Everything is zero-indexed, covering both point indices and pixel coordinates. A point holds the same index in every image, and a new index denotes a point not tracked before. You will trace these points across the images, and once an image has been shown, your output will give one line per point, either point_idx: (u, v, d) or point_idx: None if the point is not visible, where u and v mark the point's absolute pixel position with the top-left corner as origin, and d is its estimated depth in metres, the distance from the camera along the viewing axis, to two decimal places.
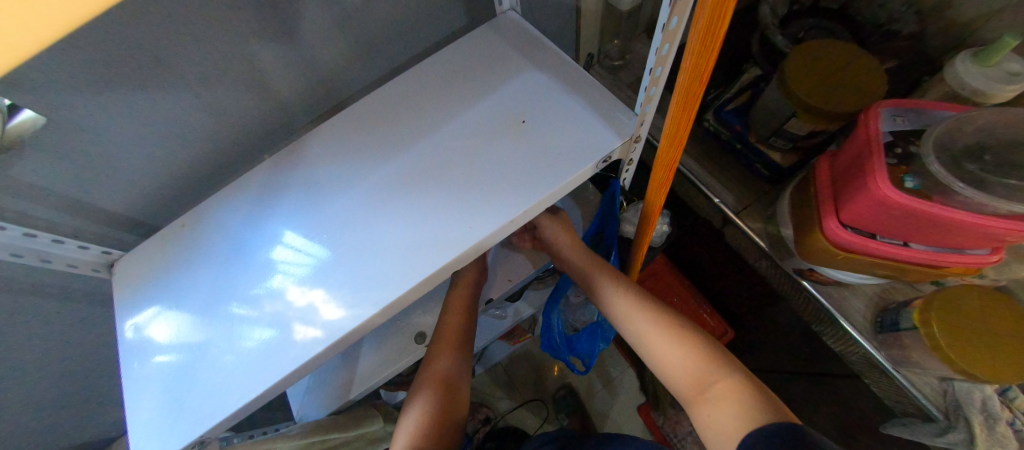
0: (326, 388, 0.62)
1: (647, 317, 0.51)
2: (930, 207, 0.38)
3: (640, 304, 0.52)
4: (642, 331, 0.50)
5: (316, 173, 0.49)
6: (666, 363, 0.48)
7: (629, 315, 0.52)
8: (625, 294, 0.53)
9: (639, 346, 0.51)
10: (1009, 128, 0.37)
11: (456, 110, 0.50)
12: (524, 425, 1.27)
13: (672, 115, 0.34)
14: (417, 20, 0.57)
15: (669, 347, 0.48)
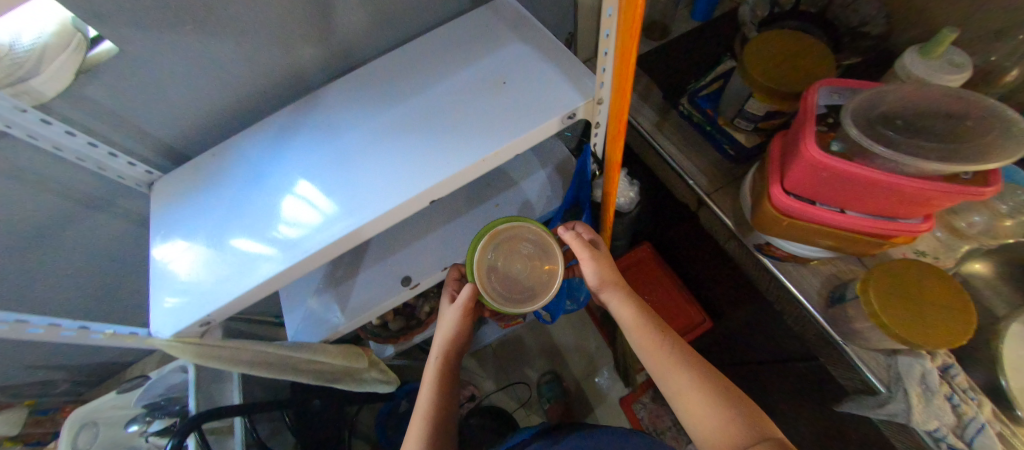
0: (321, 315, 0.70)
1: (682, 371, 0.46)
2: (851, 168, 0.42)
3: (675, 354, 0.48)
4: (678, 387, 0.46)
5: (326, 121, 0.58)
6: (698, 425, 0.43)
7: (665, 368, 0.48)
8: (659, 339, 0.50)
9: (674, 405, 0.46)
10: (917, 97, 0.43)
11: (447, 73, 0.57)
12: (506, 406, 1.31)
13: (617, 68, 0.41)
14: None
15: (703, 406, 0.43)
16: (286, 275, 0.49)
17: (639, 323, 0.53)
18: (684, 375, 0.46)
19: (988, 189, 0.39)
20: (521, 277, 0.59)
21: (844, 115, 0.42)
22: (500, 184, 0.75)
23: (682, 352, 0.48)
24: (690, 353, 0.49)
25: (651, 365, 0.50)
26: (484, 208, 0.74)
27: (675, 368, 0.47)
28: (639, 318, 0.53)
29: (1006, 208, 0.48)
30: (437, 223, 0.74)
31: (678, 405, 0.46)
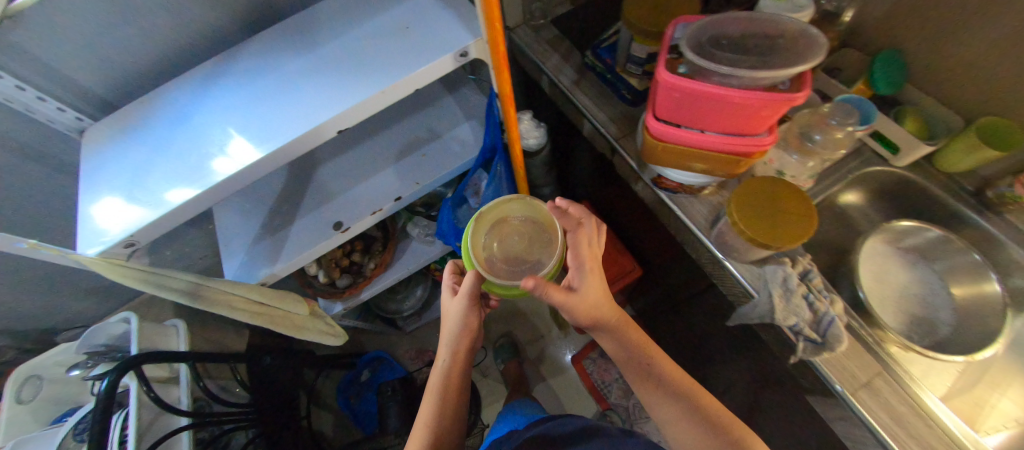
0: (258, 260, 0.74)
1: (672, 404, 0.56)
2: (689, 82, 0.49)
3: (665, 387, 0.58)
4: (670, 414, 0.56)
5: (246, 67, 0.63)
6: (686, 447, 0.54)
7: (658, 398, 0.58)
8: (651, 374, 0.59)
9: (664, 428, 0.57)
10: (743, 27, 0.50)
11: (357, 22, 0.62)
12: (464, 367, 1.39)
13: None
14: None
15: (691, 435, 0.54)
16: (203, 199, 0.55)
17: (627, 354, 0.61)
18: (675, 407, 0.56)
19: (797, 94, 0.46)
20: (521, 255, 0.65)
21: (680, 38, 0.49)
22: (427, 137, 0.81)
23: (672, 383, 0.58)
24: (680, 381, 0.58)
25: (649, 396, 0.59)
26: (410, 158, 0.79)
27: (665, 401, 0.57)
28: (627, 350, 0.61)
29: (837, 120, 0.56)
30: (367, 174, 0.79)
31: (667, 427, 0.57)
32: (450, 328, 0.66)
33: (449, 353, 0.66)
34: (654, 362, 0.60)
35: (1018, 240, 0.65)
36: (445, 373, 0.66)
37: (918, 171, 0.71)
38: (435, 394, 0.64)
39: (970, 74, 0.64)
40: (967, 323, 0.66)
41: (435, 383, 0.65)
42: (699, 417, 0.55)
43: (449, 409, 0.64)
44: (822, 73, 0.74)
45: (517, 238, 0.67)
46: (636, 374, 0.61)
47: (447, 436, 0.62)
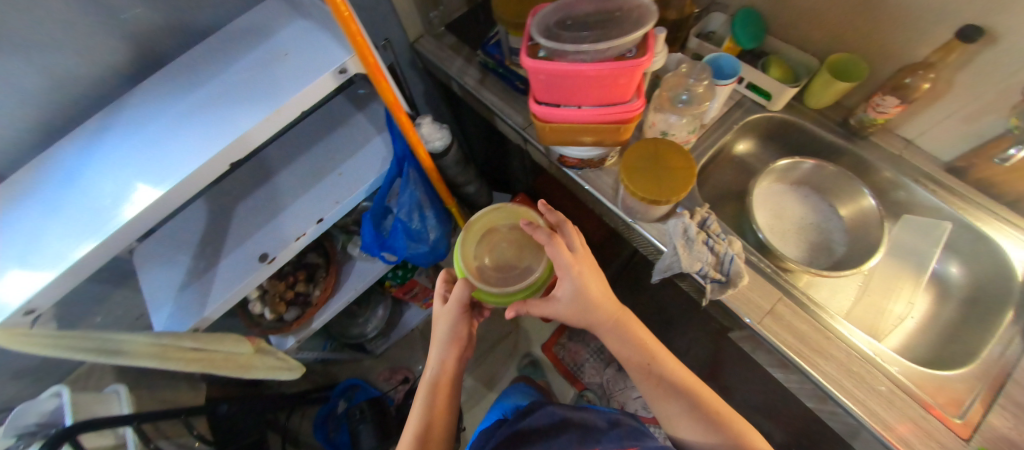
0: (186, 308, 0.73)
1: (673, 399, 0.62)
2: (545, 63, 0.53)
3: (666, 384, 0.63)
4: (669, 409, 0.62)
5: (134, 116, 0.63)
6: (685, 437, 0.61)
7: (660, 395, 0.63)
8: (656, 376, 0.64)
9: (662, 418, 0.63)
10: (590, 7, 0.54)
11: (241, 56, 0.64)
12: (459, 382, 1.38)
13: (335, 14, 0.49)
14: None
15: (690, 426, 0.61)
16: (103, 250, 0.55)
17: (630, 355, 0.66)
18: (674, 402, 0.62)
19: (638, 60, 0.51)
20: (510, 263, 0.70)
21: (532, 25, 0.53)
22: (343, 157, 0.83)
23: (670, 380, 0.63)
24: (679, 378, 0.64)
25: (650, 391, 0.64)
26: (328, 179, 0.80)
27: (665, 396, 0.63)
28: (630, 351, 0.65)
29: (694, 79, 0.63)
30: (289, 201, 0.80)
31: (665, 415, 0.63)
32: (444, 340, 0.67)
33: (439, 362, 0.67)
34: (655, 361, 0.65)
35: (882, 157, 0.73)
36: (434, 383, 0.66)
37: (793, 111, 0.78)
38: (424, 402, 0.65)
39: (811, 18, 0.71)
40: (856, 239, 0.74)
41: (424, 394, 0.65)
42: (699, 413, 0.61)
43: (441, 419, 0.64)
44: (694, 38, 0.80)
45: (505, 246, 0.72)
46: (639, 372, 0.65)
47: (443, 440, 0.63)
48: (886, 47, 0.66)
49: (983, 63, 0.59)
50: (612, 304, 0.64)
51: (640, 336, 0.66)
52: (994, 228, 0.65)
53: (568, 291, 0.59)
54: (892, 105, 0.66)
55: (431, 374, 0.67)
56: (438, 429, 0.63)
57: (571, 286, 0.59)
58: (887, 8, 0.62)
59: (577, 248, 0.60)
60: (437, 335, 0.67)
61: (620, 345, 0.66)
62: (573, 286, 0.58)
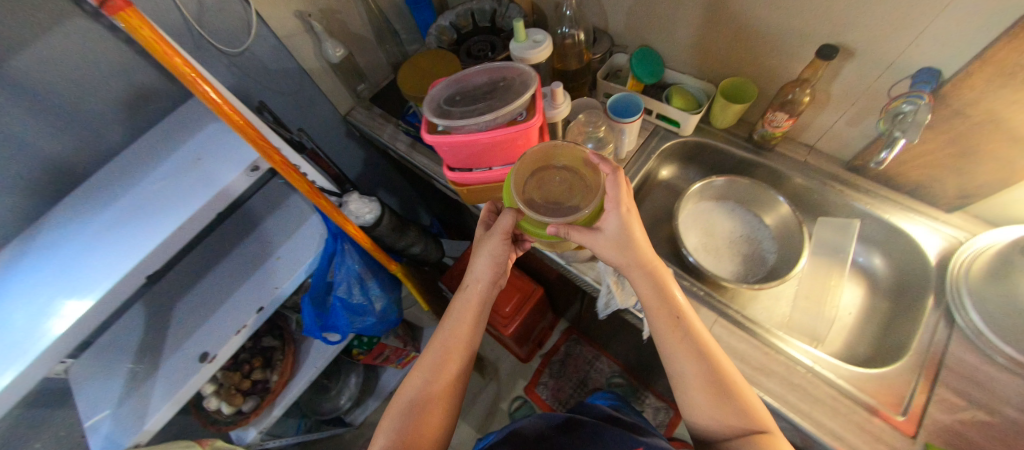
0: (129, 421, 0.71)
1: (695, 360, 0.54)
2: (443, 136, 0.55)
3: (694, 345, 0.54)
4: (686, 373, 0.54)
5: (53, 237, 0.63)
6: (696, 405, 0.54)
7: (677, 353, 0.55)
8: (684, 334, 0.55)
9: (676, 377, 0.56)
10: (481, 83, 0.59)
11: (157, 166, 0.66)
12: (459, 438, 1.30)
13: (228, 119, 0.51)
14: (128, 95, 0.69)
15: (702, 396, 0.53)
16: (27, 376, 0.52)
17: (660, 307, 0.56)
18: (691, 363, 0.54)
19: (527, 124, 0.55)
20: (560, 196, 0.60)
21: (426, 103, 0.57)
22: (280, 240, 0.84)
23: (694, 341, 0.55)
24: (705, 340, 0.55)
25: (666, 350, 0.56)
26: (266, 264, 0.81)
27: (684, 356, 0.54)
28: (661, 302, 0.56)
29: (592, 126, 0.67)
30: (229, 291, 0.79)
31: (680, 374, 0.55)
32: (478, 272, 0.63)
33: (463, 298, 0.64)
34: (684, 318, 0.56)
35: (790, 165, 0.76)
36: (450, 335, 0.62)
37: (703, 134, 0.83)
38: (429, 364, 0.60)
39: (698, 51, 0.77)
40: (785, 247, 0.76)
41: (440, 338, 0.62)
42: (721, 383, 0.53)
43: (444, 384, 0.58)
44: (601, 80, 0.85)
45: (558, 180, 0.61)
46: (666, 330, 0.56)
47: (437, 428, 0.56)
48: (765, 69, 0.72)
49: (848, 73, 0.63)
50: (652, 254, 0.57)
51: (672, 292, 0.57)
52: (899, 218, 0.68)
53: (614, 231, 0.56)
54: (783, 120, 0.70)
55: (452, 314, 0.63)
56: (437, 402, 0.57)
57: (619, 227, 0.55)
58: (756, 35, 0.68)
59: (627, 191, 0.56)
60: (472, 266, 0.64)
61: (650, 298, 0.57)
62: (620, 231, 0.55)
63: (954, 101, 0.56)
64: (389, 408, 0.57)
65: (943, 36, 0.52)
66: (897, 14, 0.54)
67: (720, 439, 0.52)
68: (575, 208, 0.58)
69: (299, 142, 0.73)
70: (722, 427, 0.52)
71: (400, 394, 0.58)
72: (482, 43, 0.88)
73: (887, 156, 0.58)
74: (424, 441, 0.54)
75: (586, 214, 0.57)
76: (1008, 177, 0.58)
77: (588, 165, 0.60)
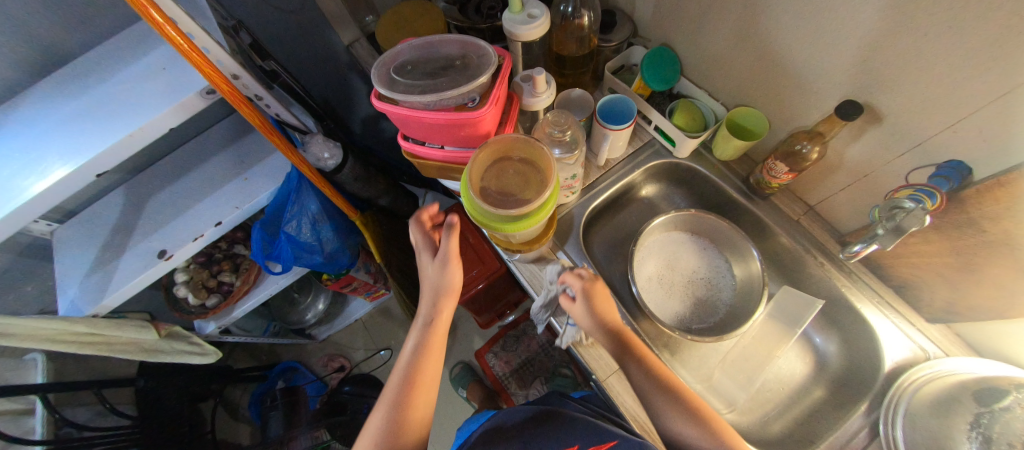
0: (87, 299, 0.74)
1: (663, 391, 0.52)
2: (387, 105, 0.52)
3: (656, 377, 0.53)
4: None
5: (13, 116, 0.60)
6: (682, 434, 0.50)
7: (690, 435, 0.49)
8: (682, 411, 0.50)
9: (654, 414, 0.52)
10: (445, 57, 0.54)
11: (122, 69, 0.62)
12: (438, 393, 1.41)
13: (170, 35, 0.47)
14: None
15: None
16: None
17: (654, 388, 0.52)
18: (661, 393, 0.51)
19: (470, 115, 0.50)
20: (514, 188, 0.55)
21: (380, 64, 0.54)
22: (252, 162, 0.85)
23: (656, 371, 0.53)
24: (664, 369, 0.54)
25: (677, 433, 0.50)
26: (233, 183, 0.82)
27: (654, 388, 0.52)
28: (655, 384, 0.52)
29: (558, 131, 0.60)
30: (195, 201, 0.82)
31: (659, 412, 0.51)
32: (443, 304, 0.61)
33: (426, 333, 0.59)
34: (678, 392, 0.52)
35: (778, 221, 0.69)
36: (413, 364, 0.56)
37: (699, 160, 0.75)
38: (410, 353, 0.57)
39: (722, 69, 0.67)
40: (741, 301, 0.71)
41: (401, 372, 0.56)
42: (695, 410, 0.51)
43: (418, 413, 0.53)
44: (609, 72, 0.76)
45: (515, 175, 0.56)
46: (668, 412, 0.51)
47: (426, 410, 0.54)
48: (783, 110, 0.62)
49: (870, 141, 0.54)
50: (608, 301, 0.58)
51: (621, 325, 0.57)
52: (871, 311, 0.62)
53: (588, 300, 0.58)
54: (782, 172, 0.62)
55: (411, 349, 0.58)
56: (422, 385, 0.55)
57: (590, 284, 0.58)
58: (783, 69, 0.58)
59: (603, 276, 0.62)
60: (435, 300, 0.60)
61: (644, 379, 0.53)
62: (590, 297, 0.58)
63: (972, 210, 0.47)
64: (380, 400, 0.55)
65: (987, 132, 0.43)
66: (954, 90, 0.43)
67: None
68: (528, 203, 0.53)
69: (272, 71, 0.73)
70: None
71: (388, 383, 0.56)
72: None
73: (859, 249, 0.57)
74: (411, 430, 0.52)
75: (539, 207, 0.53)
76: (1004, 310, 0.50)
77: (546, 164, 0.55)
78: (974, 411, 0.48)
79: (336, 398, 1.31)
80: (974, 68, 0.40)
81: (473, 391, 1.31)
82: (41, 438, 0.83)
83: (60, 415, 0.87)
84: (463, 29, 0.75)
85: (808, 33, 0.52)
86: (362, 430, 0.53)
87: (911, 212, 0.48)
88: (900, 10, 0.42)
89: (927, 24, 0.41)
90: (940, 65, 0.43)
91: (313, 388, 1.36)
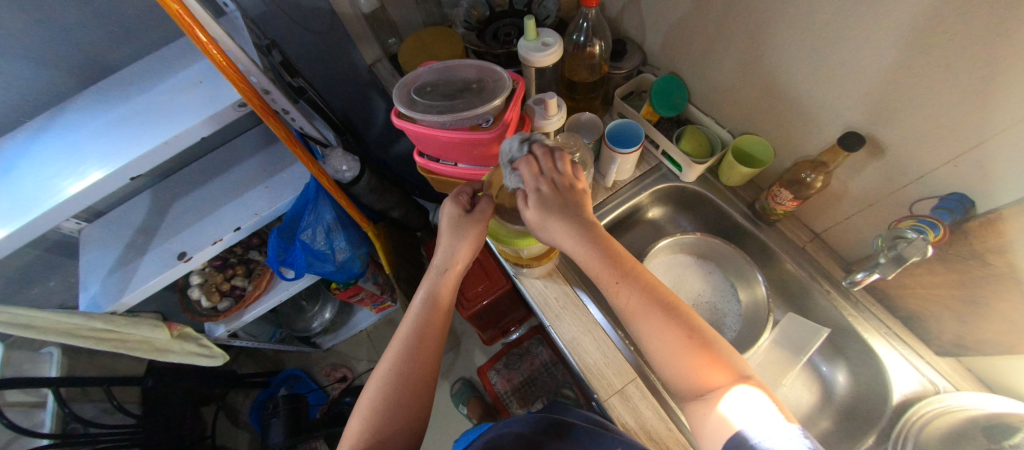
0: (108, 295, 0.77)
1: (649, 318, 0.47)
2: (406, 123, 0.55)
3: (643, 298, 0.48)
4: (684, 369, 0.45)
5: (60, 121, 0.65)
6: (666, 362, 0.46)
7: (669, 356, 0.46)
8: (662, 330, 0.46)
9: (642, 342, 0.49)
10: (463, 79, 0.58)
11: (162, 81, 0.67)
12: (437, 409, 1.40)
13: (208, 52, 0.51)
14: None
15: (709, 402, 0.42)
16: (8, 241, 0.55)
17: (636, 306, 0.48)
18: (647, 317, 0.48)
19: (481, 135, 0.53)
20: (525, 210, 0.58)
21: (402, 84, 0.58)
22: (273, 171, 0.89)
23: (648, 292, 0.49)
24: (659, 290, 0.49)
25: (658, 353, 0.47)
26: (254, 190, 0.86)
27: (639, 312, 0.48)
28: (640, 304, 0.48)
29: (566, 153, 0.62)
30: (216, 206, 0.85)
31: (642, 335, 0.48)
32: (458, 255, 0.55)
33: (438, 283, 0.56)
34: (663, 310, 0.47)
35: (784, 246, 0.70)
36: (421, 321, 0.54)
37: (705, 184, 0.76)
38: (410, 326, 0.53)
39: (729, 99, 0.69)
40: (747, 326, 0.70)
41: (410, 325, 0.53)
42: (681, 335, 0.46)
43: (416, 389, 0.50)
44: (618, 98, 0.79)
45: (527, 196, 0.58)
46: (649, 332, 0.47)
47: (423, 386, 0.51)
48: (788, 139, 0.64)
49: (872, 171, 0.55)
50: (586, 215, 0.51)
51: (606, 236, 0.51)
52: (878, 342, 0.61)
53: (532, 224, 0.51)
54: (786, 199, 0.63)
55: (422, 300, 0.55)
56: (424, 360, 0.52)
57: (536, 214, 0.50)
58: (788, 101, 0.60)
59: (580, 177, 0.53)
60: (451, 251, 0.55)
61: (624, 296, 0.49)
62: (538, 206, 0.49)
63: (977, 243, 0.48)
64: (376, 370, 0.51)
65: (985, 166, 0.44)
66: (950, 127, 0.45)
67: (697, 394, 0.44)
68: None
69: (299, 88, 0.78)
70: (691, 378, 0.44)
71: (386, 354, 0.52)
72: (511, 26, 0.81)
73: (863, 277, 0.59)
74: (406, 411, 0.49)
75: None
76: (1012, 345, 0.49)
77: None
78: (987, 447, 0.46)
79: (336, 409, 1.31)
80: (968, 107, 0.42)
81: (473, 408, 1.29)
82: (49, 432, 0.85)
83: (69, 410, 0.89)
84: (480, 54, 0.79)
85: (810, 67, 0.54)
86: (356, 403, 0.50)
87: (912, 242, 0.50)
88: (898, 49, 0.44)
89: (927, 64, 0.43)
90: (942, 102, 0.44)
91: (313, 398, 1.37)
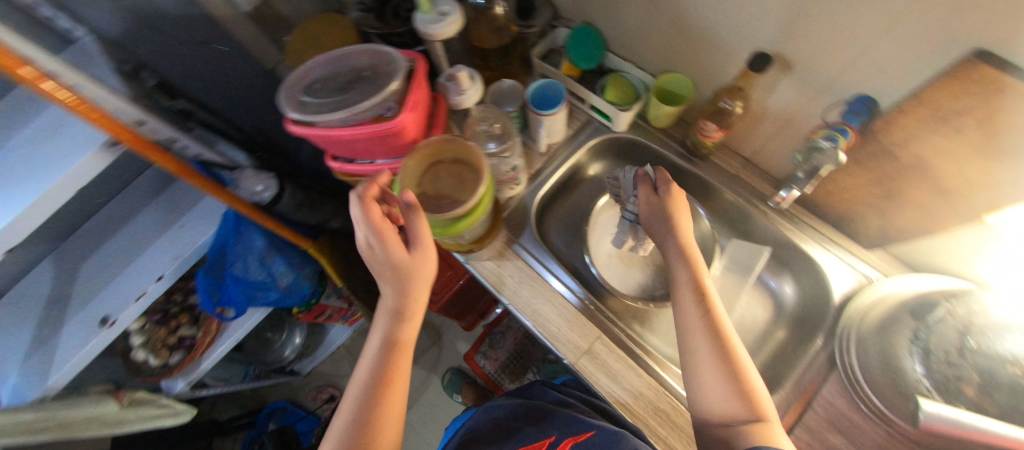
0: (32, 382, 0.69)
1: (706, 340, 0.50)
2: (301, 128, 0.50)
3: (707, 322, 0.51)
4: (721, 396, 0.47)
5: None
6: (703, 385, 0.48)
7: (710, 378, 0.48)
8: (719, 355, 0.49)
9: (686, 357, 0.51)
10: (353, 68, 0.53)
11: (13, 133, 0.57)
12: (433, 402, 1.40)
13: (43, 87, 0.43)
14: None
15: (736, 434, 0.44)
16: None
17: (702, 329, 0.51)
18: (704, 340, 0.50)
19: (382, 124, 0.49)
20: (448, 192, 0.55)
21: (288, 88, 0.52)
22: (186, 207, 0.82)
23: (711, 318, 0.51)
24: (723, 324, 0.51)
25: (698, 372, 0.49)
26: (168, 232, 0.79)
27: (698, 331, 0.50)
28: (703, 327, 0.51)
29: (487, 126, 0.63)
30: (130, 258, 0.77)
31: (690, 353, 0.51)
32: (413, 293, 0.53)
33: (396, 324, 0.53)
34: (722, 338, 0.50)
35: (720, 177, 0.71)
36: (383, 360, 0.52)
37: (637, 130, 0.76)
38: (371, 364, 0.51)
39: (644, 40, 0.67)
40: None
41: (371, 364, 0.51)
42: (731, 367, 0.48)
43: (385, 429, 0.48)
44: (535, 58, 0.75)
45: (447, 178, 0.55)
46: (699, 351, 0.50)
47: (392, 427, 0.49)
48: (705, 71, 0.64)
49: (785, 88, 0.56)
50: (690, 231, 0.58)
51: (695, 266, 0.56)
52: (815, 248, 0.64)
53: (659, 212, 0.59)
54: (712, 130, 0.64)
55: (381, 340, 0.53)
56: (391, 398, 0.49)
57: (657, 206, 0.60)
58: (698, 32, 0.59)
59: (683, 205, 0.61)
60: (403, 289, 0.52)
61: (690, 315, 0.52)
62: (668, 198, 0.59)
63: (883, 140, 0.50)
64: (336, 416, 0.49)
65: (884, 62, 0.45)
66: (847, 31, 0.45)
67: (720, 421, 0.46)
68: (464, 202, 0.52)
69: (184, 110, 0.69)
70: (725, 404, 0.46)
71: (347, 398, 0.50)
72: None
73: (784, 196, 0.60)
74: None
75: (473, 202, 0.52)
76: (929, 226, 0.53)
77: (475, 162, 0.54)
78: (912, 327, 0.53)
79: None
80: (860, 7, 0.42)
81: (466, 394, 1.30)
82: None
83: None
84: (384, 36, 0.71)
85: None
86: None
87: (824, 152, 0.51)
88: None
89: None
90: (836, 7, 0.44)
91: (305, 424, 1.33)
